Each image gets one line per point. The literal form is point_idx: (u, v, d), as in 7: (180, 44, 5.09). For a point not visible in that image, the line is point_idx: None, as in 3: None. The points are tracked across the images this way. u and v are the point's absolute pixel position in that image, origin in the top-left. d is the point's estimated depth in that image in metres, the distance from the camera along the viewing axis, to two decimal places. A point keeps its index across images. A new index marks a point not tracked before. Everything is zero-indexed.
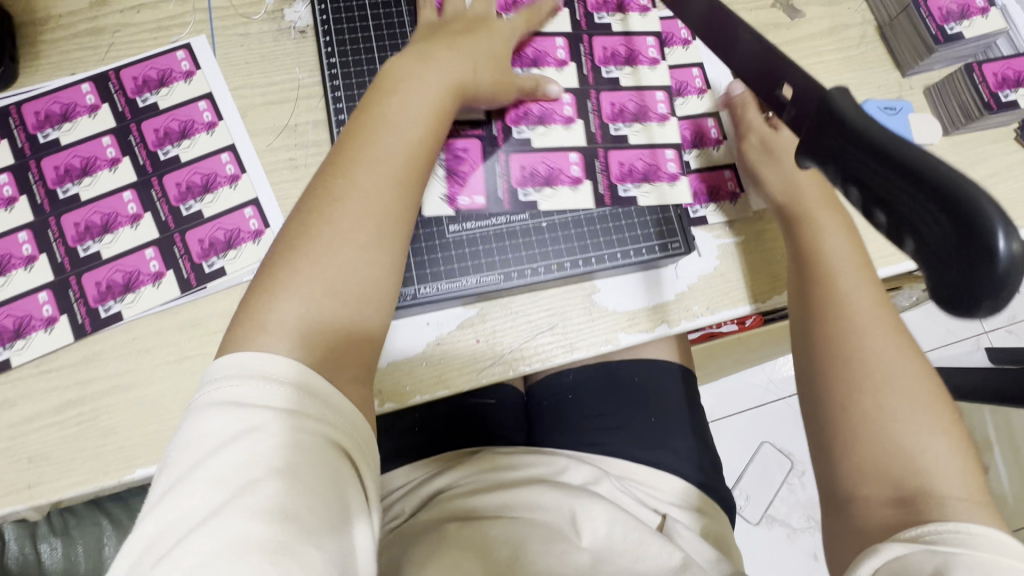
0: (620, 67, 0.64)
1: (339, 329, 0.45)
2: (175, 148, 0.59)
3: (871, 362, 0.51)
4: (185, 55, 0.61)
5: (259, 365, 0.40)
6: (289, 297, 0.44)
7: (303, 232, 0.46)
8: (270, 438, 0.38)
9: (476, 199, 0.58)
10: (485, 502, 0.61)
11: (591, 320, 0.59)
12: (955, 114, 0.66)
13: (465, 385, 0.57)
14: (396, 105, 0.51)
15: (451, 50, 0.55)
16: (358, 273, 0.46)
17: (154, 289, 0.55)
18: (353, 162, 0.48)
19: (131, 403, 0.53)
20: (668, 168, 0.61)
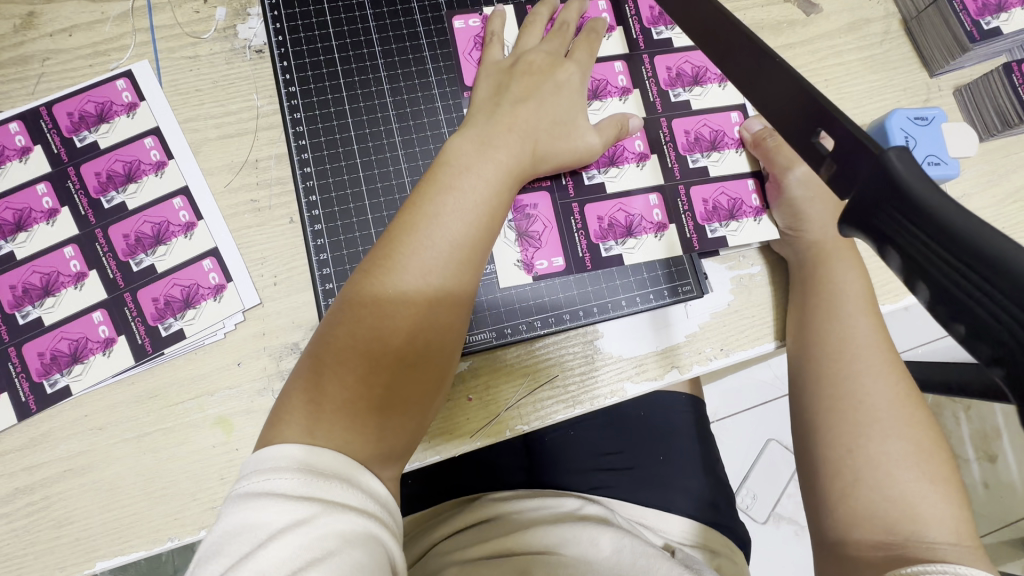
0: (688, 89, 0.58)
1: (405, 391, 0.41)
2: (120, 194, 0.52)
3: (874, 407, 0.46)
4: (126, 85, 0.54)
5: (312, 461, 0.36)
6: (335, 412, 0.38)
7: (360, 313, 0.41)
8: (329, 524, 0.33)
9: (555, 259, 0.54)
10: (486, 547, 0.55)
11: (593, 369, 0.53)
12: (989, 119, 0.60)
13: (457, 451, 0.51)
14: (458, 192, 0.45)
15: (514, 129, 0.49)
16: (423, 328, 0.42)
17: (105, 358, 0.49)
18: (406, 253, 0.43)
19: (85, 489, 0.47)
20: (752, 201, 0.57)
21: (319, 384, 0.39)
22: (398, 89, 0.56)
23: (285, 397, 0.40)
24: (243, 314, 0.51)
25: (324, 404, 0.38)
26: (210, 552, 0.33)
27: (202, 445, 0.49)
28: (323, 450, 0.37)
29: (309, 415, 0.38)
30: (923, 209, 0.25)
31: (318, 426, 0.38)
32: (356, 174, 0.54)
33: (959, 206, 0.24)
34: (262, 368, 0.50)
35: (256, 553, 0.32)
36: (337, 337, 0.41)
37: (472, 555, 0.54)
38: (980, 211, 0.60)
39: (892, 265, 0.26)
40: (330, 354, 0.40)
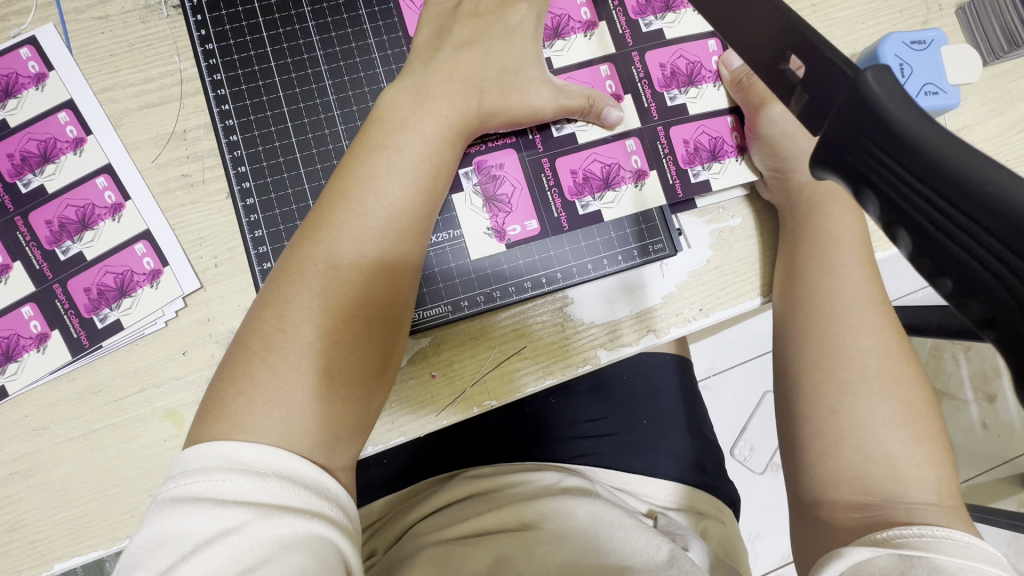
0: (660, 16, 0.52)
1: (344, 369, 0.38)
2: (37, 176, 0.48)
3: (852, 360, 0.43)
4: (31, 53, 0.49)
5: (244, 458, 0.33)
6: (269, 403, 0.35)
7: (290, 288, 0.38)
8: (262, 530, 0.31)
9: (529, 223, 0.50)
10: (463, 526, 0.53)
11: (563, 338, 0.50)
12: (994, 40, 0.54)
13: (422, 431, 0.48)
14: (394, 153, 0.41)
15: (456, 78, 0.44)
16: (360, 300, 0.39)
17: (40, 355, 0.46)
18: (337, 225, 0.39)
19: (34, 492, 0.45)
20: (735, 138, 0.52)
21: (248, 371, 0.36)
22: (329, 41, 0.50)
23: (213, 392, 0.37)
24: (183, 301, 0.47)
25: (257, 395, 0.35)
26: (132, 563, 0.30)
27: (154, 440, 0.46)
28: (256, 444, 0.34)
29: (240, 409, 0.35)
30: (900, 137, 0.21)
31: (252, 413, 0.35)
32: (289, 140, 0.49)
33: (943, 129, 0.20)
34: (209, 356, 0.47)
35: (180, 566, 0.30)
36: (267, 322, 0.37)
37: (448, 533, 0.53)
38: (982, 144, 0.55)
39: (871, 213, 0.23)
40: (261, 341, 0.37)
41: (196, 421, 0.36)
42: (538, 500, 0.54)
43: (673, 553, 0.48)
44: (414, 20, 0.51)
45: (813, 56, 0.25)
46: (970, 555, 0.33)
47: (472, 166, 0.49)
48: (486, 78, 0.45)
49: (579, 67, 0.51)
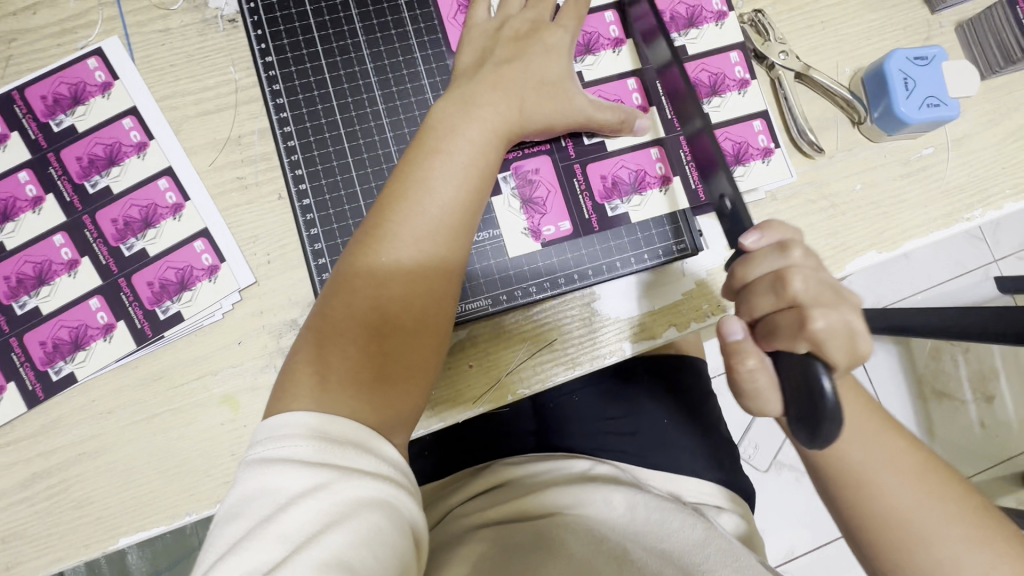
0: (684, 33, 0.57)
1: (408, 357, 0.42)
2: (103, 178, 0.51)
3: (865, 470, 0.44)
4: (98, 64, 0.52)
5: (325, 427, 0.37)
6: (340, 384, 0.39)
7: (358, 282, 0.42)
8: (346, 490, 0.34)
9: (562, 224, 0.53)
10: (500, 508, 0.57)
11: (591, 331, 0.53)
12: (991, 56, 0.58)
13: (461, 418, 0.52)
14: (447, 158, 0.44)
15: (498, 88, 0.48)
16: (423, 293, 0.42)
17: (107, 344, 0.49)
18: (398, 222, 0.43)
19: (101, 471, 0.48)
20: (758, 142, 0.57)
21: (321, 356, 0.40)
22: (378, 54, 0.54)
23: (286, 373, 0.40)
24: (239, 294, 0.51)
25: (330, 376, 0.39)
26: (230, 514, 0.34)
27: (211, 423, 0.50)
28: (334, 416, 0.38)
29: (314, 388, 0.39)
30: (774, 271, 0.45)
31: (328, 393, 0.39)
32: (341, 145, 0.53)
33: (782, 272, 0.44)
34: (263, 346, 0.51)
35: (275, 518, 0.33)
36: (335, 312, 0.41)
37: (487, 515, 0.57)
38: (980, 153, 0.58)
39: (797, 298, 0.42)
40: (330, 328, 0.41)
41: (273, 397, 0.40)
42: (571, 486, 0.58)
43: (708, 532, 0.53)
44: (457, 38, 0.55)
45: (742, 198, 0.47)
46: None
47: (510, 171, 0.53)
48: (526, 89, 0.48)
49: (610, 81, 0.55)
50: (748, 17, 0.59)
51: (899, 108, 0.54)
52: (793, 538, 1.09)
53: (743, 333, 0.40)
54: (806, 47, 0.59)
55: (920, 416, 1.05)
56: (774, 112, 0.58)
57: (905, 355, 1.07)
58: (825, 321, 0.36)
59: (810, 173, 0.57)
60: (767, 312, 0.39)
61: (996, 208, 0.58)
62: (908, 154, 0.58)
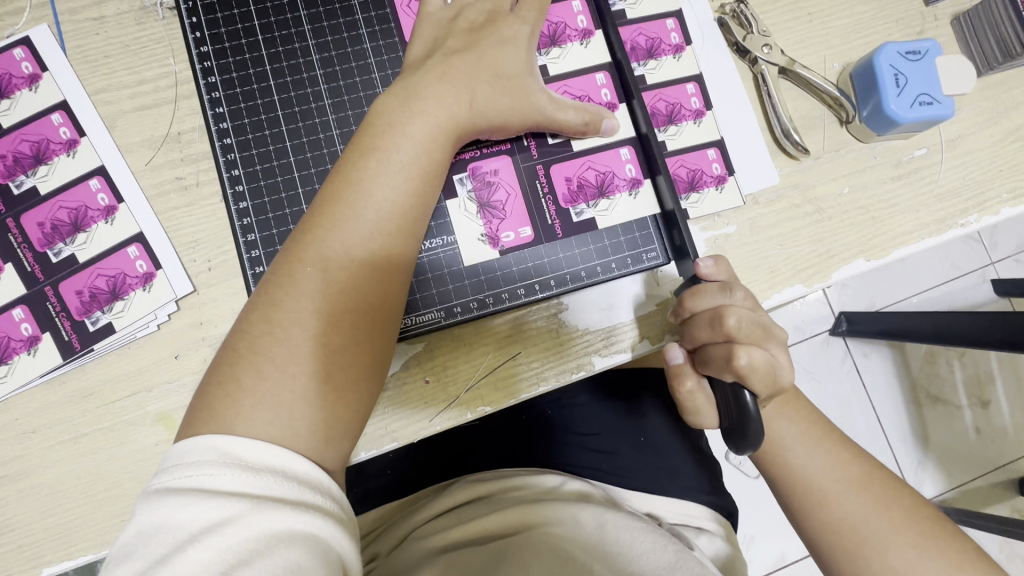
0: (642, 63, 0.53)
1: (334, 378, 0.38)
2: (30, 178, 0.47)
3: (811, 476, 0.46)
4: (25, 54, 0.48)
5: (238, 452, 0.35)
6: (256, 405, 0.36)
7: (283, 295, 0.38)
8: (258, 523, 0.32)
9: (522, 230, 0.50)
10: (464, 528, 0.54)
11: (557, 344, 0.50)
12: (989, 51, 0.54)
13: (415, 437, 0.48)
14: (384, 157, 0.41)
15: (446, 81, 0.44)
16: (354, 307, 0.39)
17: (31, 358, 0.46)
18: (326, 228, 0.39)
19: (24, 495, 0.45)
20: (713, 170, 0.52)
21: (239, 376, 0.37)
22: (324, 45, 0.50)
23: (201, 394, 0.37)
24: (176, 304, 0.47)
25: (246, 398, 0.36)
26: (128, 550, 0.32)
27: (145, 443, 0.46)
28: (252, 439, 0.35)
29: (228, 411, 0.36)
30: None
31: (246, 417, 0.36)
32: (283, 143, 0.49)
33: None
34: (202, 359, 0.47)
35: (176, 554, 0.31)
36: (255, 327, 0.38)
37: (450, 535, 0.54)
38: (976, 153, 0.55)
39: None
40: (248, 344, 0.38)
41: (188, 418, 0.37)
42: (537, 504, 0.54)
43: (679, 553, 0.49)
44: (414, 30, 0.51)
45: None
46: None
47: (466, 172, 0.49)
48: (479, 82, 0.44)
49: (576, 75, 0.51)
50: (729, 8, 0.55)
51: (889, 105, 0.50)
52: (782, 548, 1.06)
53: (683, 358, 0.46)
54: (790, 41, 0.56)
55: (913, 424, 1.02)
56: (756, 110, 0.54)
57: (900, 361, 1.03)
58: (752, 358, 0.40)
59: (793, 174, 0.53)
60: (705, 345, 0.43)
61: (993, 213, 0.55)
62: (899, 155, 0.54)
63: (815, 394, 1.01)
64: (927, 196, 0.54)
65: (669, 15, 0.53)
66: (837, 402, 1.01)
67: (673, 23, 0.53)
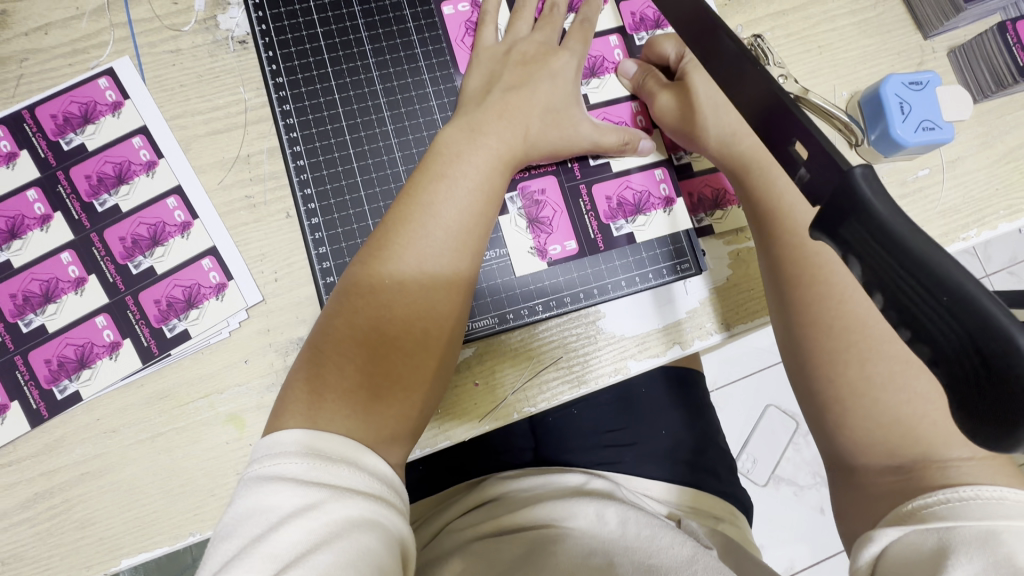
0: None
1: (401, 379, 0.43)
2: (112, 196, 0.51)
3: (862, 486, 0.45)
4: (108, 83, 0.53)
5: (318, 445, 0.38)
6: (338, 401, 0.40)
7: (359, 302, 0.43)
8: (337, 509, 0.35)
9: (568, 243, 0.54)
10: (493, 523, 0.57)
11: (596, 349, 0.54)
12: (983, 81, 0.60)
13: (467, 436, 0.52)
14: (452, 183, 0.46)
15: (505, 117, 0.49)
16: (424, 315, 0.44)
17: (113, 362, 0.49)
18: (400, 245, 0.44)
19: (104, 491, 0.48)
20: None
21: (322, 374, 0.41)
22: (388, 76, 0.55)
23: (288, 388, 0.42)
24: (246, 312, 0.51)
25: (329, 395, 0.41)
26: (224, 532, 0.35)
27: (216, 443, 0.49)
28: (334, 434, 0.39)
29: (314, 407, 0.40)
30: (885, 232, 0.25)
31: (329, 410, 0.40)
32: (350, 165, 0.54)
33: (905, 216, 0.25)
34: (269, 364, 0.51)
35: (265, 536, 0.34)
36: (335, 331, 0.43)
37: (482, 529, 0.57)
38: (973, 174, 0.60)
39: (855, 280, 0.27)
40: (329, 346, 0.42)
41: (275, 410, 0.41)
42: (564, 500, 0.57)
43: (695, 552, 0.51)
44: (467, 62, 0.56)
45: (818, 149, 0.28)
46: (1012, 514, 0.34)
47: (517, 191, 0.53)
48: (532, 116, 0.49)
49: (613, 104, 0.56)
50: (747, 42, 0.60)
51: (894, 131, 0.56)
52: (791, 553, 1.09)
53: None
54: (803, 71, 0.61)
55: None
56: None
57: None
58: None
59: None
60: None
61: (992, 228, 0.60)
62: (903, 175, 0.60)
63: None
64: (931, 214, 0.59)
65: None
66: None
67: None
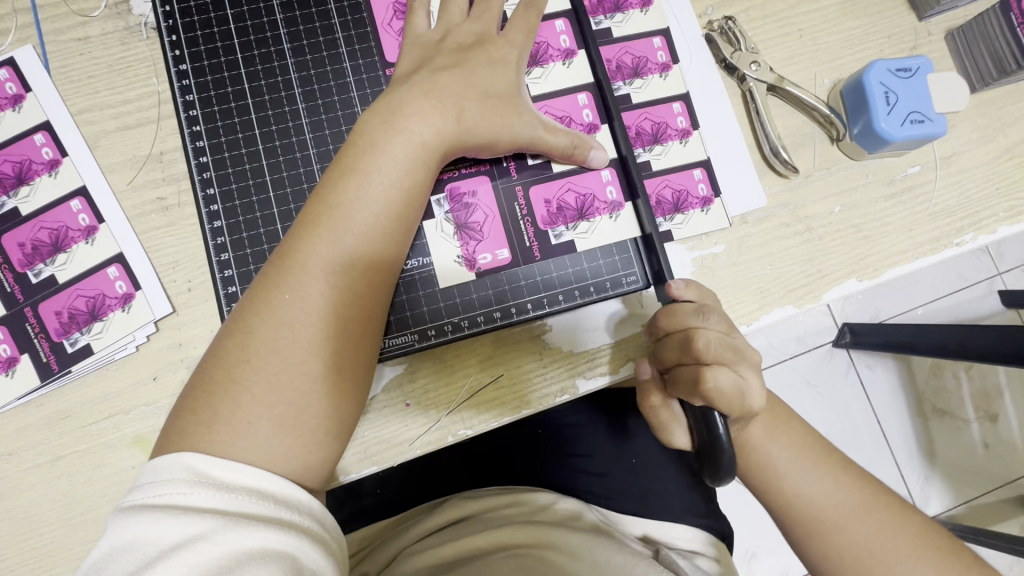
0: (629, 81, 0.53)
1: (309, 403, 0.38)
2: (11, 199, 0.47)
3: (821, 513, 0.46)
4: (9, 75, 0.49)
5: (211, 470, 0.34)
6: (235, 430, 0.36)
7: (259, 318, 0.38)
8: (230, 540, 0.32)
9: (500, 252, 0.49)
10: (452, 547, 0.55)
11: (541, 368, 0.49)
12: (983, 67, 0.53)
13: (395, 461, 0.47)
14: (364, 178, 0.41)
15: (432, 98, 0.44)
16: (335, 328, 0.39)
17: (9, 380, 0.45)
18: (307, 249, 0.39)
19: (0, 518, 0.44)
20: (699, 190, 0.52)
21: (215, 403, 0.37)
22: (304, 64, 0.50)
23: (177, 417, 0.37)
24: (155, 325, 0.47)
25: (227, 419, 0.36)
26: (100, 566, 0.32)
27: (122, 467, 0.46)
28: (228, 460, 0.35)
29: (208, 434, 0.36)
30: None
31: (225, 441, 0.36)
32: (258, 162, 0.49)
33: None
34: (180, 382, 0.46)
35: (148, 570, 0.31)
36: (232, 350, 0.38)
37: (441, 554, 0.54)
38: (971, 171, 0.54)
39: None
40: (225, 370, 0.37)
41: (165, 438, 0.37)
42: (526, 525, 0.54)
43: None
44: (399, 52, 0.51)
45: None
46: None
47: (444, 193, 0.48)
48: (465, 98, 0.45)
49: (556, 96, 0.51)
50: (717, 25, 0.55)
51: (879, 124, 0.49)
52: (783, 565, 1.04)
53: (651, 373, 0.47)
54: (780, 58, 0.55)
55: (917, 438, 1.03)
56: (745, 129, 0.54)
57: (903, 372, 1.05)
58: (718, 381, 0.38)
59: (783, 194, 0.53)
60: (676, 366, 0.42)
61: (990, 232, 0.53)
62: (891, 173, 0.53)
63: (813, 408, 1.02)
64: (922, 215, 0.53)
65: (657, 33, 0.53)
66: (839, 413, 1.02)
67: (662, 41, 0.53)
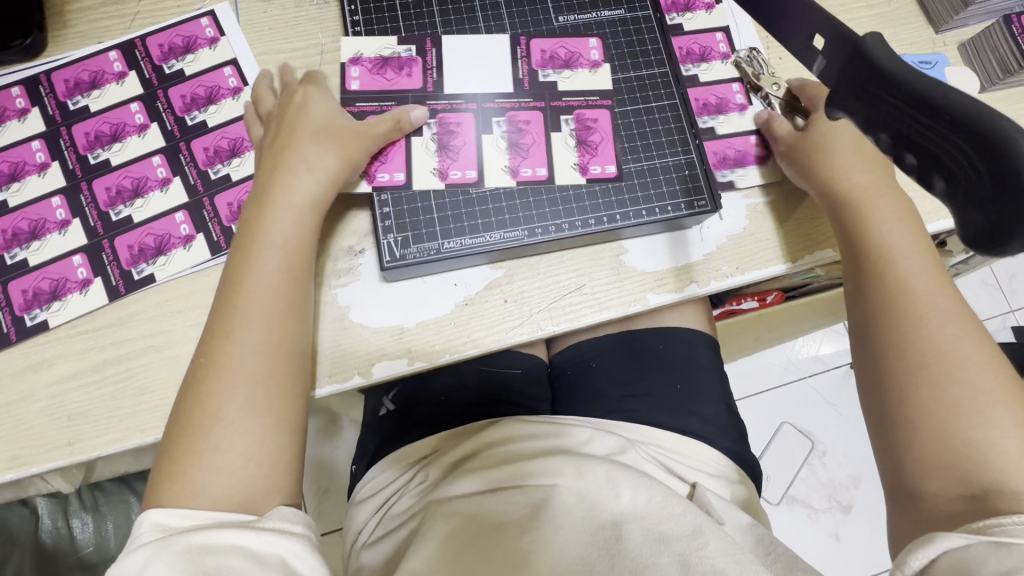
0: (696, 65, 0.65)
1: (256, 421, 0.46)
2: (202, 113, 0.59)
3: (934, 398, 0.48)
4: (209, 22, 0.61)
5: (163, 519, 0.42)
6: (225, 457, 0.45)
7: (194, 401, 0.46)
8: (159, 552, 0.39)
9: (540, 170, 0.58)
10: (490, 473, 0.60)
11: (618, 280, 0.58)
12: (991, 69, 0.65)
13: (493, 345, 0.56)
14: (263, 247, 0.50)
15: (284, 169, 0.53)
16: (256, 361, 0.47)
17: (186, 252, 0.55)
18: (217, 329, 0.48)
19: (166, 362, 0.53)
20: (755, 151, 0.62)
21: (192, 453, 0.45)
22: (448, 22, 0.61)
23: (157, 474, 0.45)
24: None
25: (217, 446, 0.45)
26: None
27: None
28: (188, 508, 0.43)
29: (189, 455, 0.44)
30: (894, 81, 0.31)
31: (217, 468, 0.44)
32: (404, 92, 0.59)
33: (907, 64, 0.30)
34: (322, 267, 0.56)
35: None
36: (193, 413, 0.46)
37: (491, 474, 0.60)
38: None
39: (881, 145, 0.32)
40: (191, 429, 0.45)
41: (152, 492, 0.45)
42: (554, 458, 0.58)
43: (701, 526, 0.52)
44: (374, 85, 0.59)
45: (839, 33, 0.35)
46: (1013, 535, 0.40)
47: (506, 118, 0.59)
48: (315, 162, 0.53)
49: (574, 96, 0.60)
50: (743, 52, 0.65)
51: None
52: None
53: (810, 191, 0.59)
54: None
55: None
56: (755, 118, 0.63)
57: None
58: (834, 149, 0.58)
59: None
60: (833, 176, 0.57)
61: None
62: None
63: (832, 424, 1.20)
64: None
65: (720, 29, 0.65)
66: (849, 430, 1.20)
67: (723, 35, 0.65)
